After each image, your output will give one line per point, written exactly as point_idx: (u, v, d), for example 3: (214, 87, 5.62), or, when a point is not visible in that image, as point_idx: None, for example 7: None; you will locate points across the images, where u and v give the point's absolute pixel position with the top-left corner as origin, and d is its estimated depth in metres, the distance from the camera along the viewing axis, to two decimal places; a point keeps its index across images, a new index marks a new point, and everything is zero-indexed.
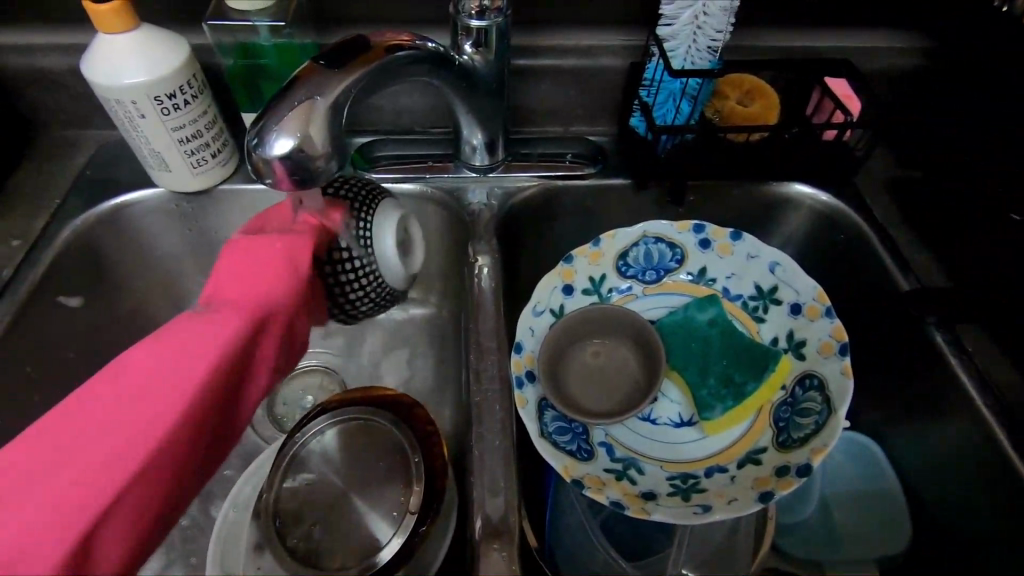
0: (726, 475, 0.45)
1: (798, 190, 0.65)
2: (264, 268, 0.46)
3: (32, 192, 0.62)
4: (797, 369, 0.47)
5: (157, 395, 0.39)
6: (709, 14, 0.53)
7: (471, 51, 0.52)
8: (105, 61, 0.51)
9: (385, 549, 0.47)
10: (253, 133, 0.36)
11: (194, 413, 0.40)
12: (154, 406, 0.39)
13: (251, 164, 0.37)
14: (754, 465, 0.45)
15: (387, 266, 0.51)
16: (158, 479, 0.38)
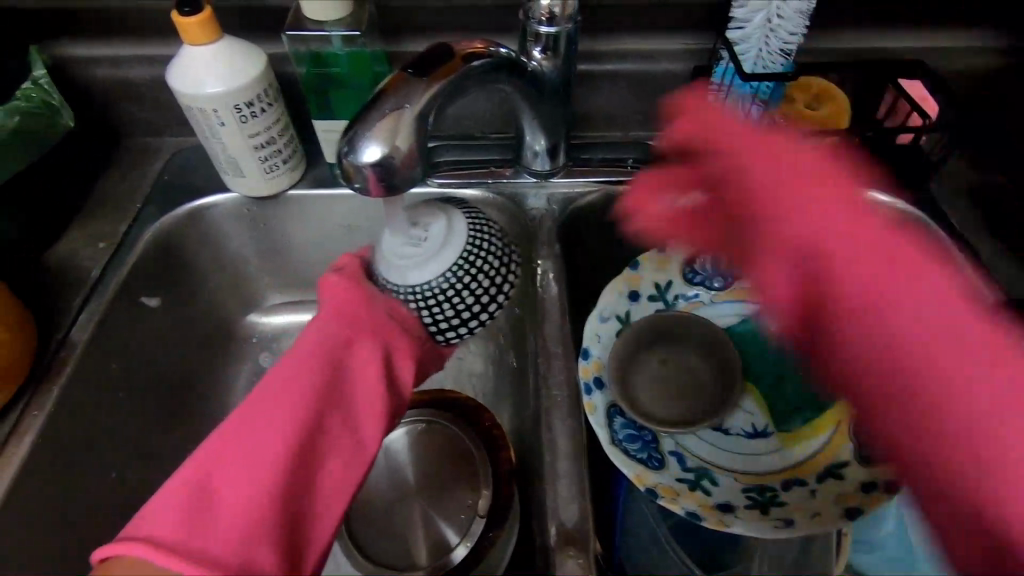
0: (806, 489, 0.44)
1: (872, 198, 0.61)
2: (354, 292, 0.49)
3: (115, 197, 0.65)
4: None
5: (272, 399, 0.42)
6: (784, 17, 0.52)
7: (539, 56, 0.53)
8: (191, 71, 0.53)
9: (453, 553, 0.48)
10: (343, 140, 0.38)
11: (287, 395, 0.43)
12: (269, 406, 0.42)
13: (341, 169, 0.38)
14: (835, 479, 0.44)
15: (426, 268, 0.47)
16: (263, 447, 0.40)
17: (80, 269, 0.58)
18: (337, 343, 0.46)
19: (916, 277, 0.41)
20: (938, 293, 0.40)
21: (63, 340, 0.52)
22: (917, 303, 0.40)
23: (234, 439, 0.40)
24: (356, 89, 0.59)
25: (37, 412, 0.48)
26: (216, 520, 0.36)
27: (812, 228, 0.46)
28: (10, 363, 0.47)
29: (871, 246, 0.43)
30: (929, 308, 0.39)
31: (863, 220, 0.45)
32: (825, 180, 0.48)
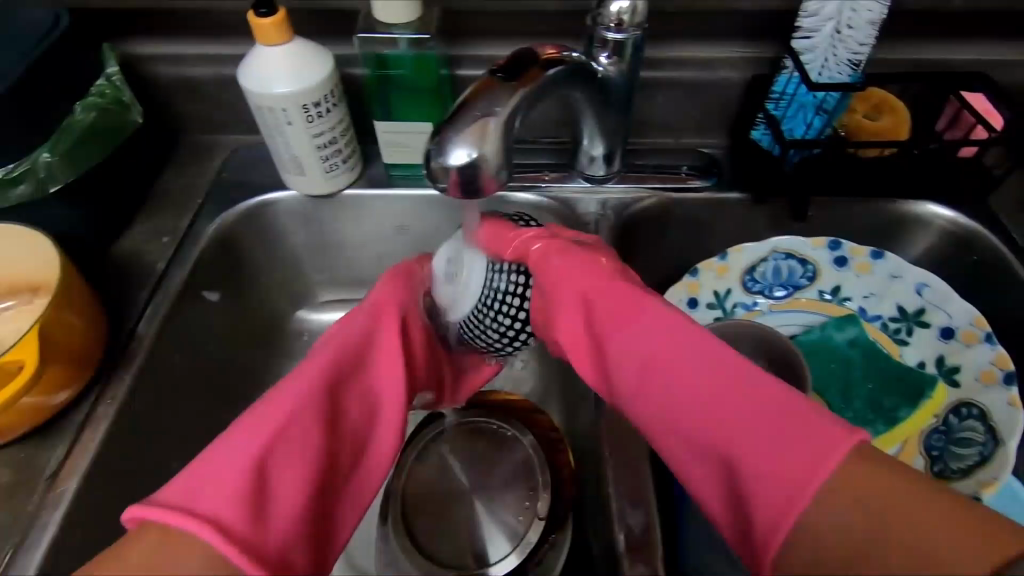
0: None
1: (930, 210, 0.62)
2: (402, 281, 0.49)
3: (176, 193, 0.66)
4: (951, 397, 0.47)
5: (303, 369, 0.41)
6: (854, 27, 0.52)
7: (606, 62, 0.52)
8: (261, 70, 0.54)
9: (505, 560, 0.48)
10: (432, 143, 0.38)
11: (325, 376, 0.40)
12: (304, 371, 0.40)
13: (428, 170, 0.39)
14: None
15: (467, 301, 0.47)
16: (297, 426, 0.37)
17: (146, 262, 0.59)
18: (369, 314, 0.45)
19: (700, 378, 0.34)
20: (776, 390, 0.33)
21: (132, 333, 0.54)
22: (693, 374, 0.35)
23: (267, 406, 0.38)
24: (419, 91, 0.59)
25: (111, 401, 0.50)
26: (245, 487, 0.32)
27: (582, 303, 0.42)
28: (90, 353, 0.48)
29: (647, 325, 0.38)
30: (671, 379, 0.35)
31: (645, 306, 0.40)
32: (592, 256, 0.45)
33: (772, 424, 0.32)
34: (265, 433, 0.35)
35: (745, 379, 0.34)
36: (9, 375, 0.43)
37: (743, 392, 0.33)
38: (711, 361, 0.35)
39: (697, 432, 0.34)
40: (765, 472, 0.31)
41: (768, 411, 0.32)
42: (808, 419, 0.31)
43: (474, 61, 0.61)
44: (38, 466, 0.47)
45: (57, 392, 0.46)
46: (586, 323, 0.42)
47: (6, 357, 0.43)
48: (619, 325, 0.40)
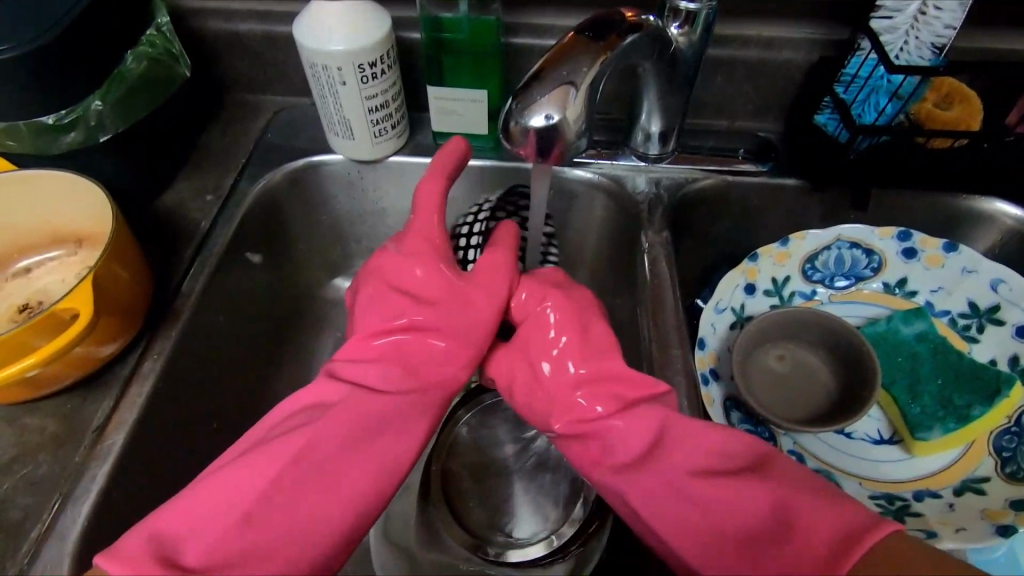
0: (943, 502, 0.45)
1: (996, 208, 0.60)
2: (456, 319, 0.46)
3: (219, 152, 0.65)
4: None
5: (327, 443, 0.40)
6: (941, 9, 0.50)
7: (677, 32, 0.49)
8: (317, 26, 0.52)
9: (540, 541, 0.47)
10: (511, 105, 0.38)
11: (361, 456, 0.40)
12: (318, 451, 0.39)
13: (504, 132, 0.39)
14: (975, 494, 0.45)
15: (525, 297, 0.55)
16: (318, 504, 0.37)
17: (190, 220, 0.58)
18: (401, 396, 0.44)
19: (671, 493, 0.38)
20: (754, 499, 0.36)
21: (176, 292, 0.53)
22: (672, 493, 0.38)
23: (288, 484, 0.38)
24: (474, 55, 0.57)
25: (157, 357, 0.49)
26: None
27: (565, 407, 0.43)
28: (135, 307, 0.47)
29: (627, 438, 0.41)
30: (658, 494, 0.38)
31: (622, 414, 0.42)
32: (582, 337, 0.45)
33: (745, 541, 0.35)
34: (283, 536, 0.36)
35: (722, 492, 0.37)
36: (60, 324, 0.42)
37: (722, 509, 0.36)
38: (685, 472, 0.38)
39: (681, 545, 0.37)
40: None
41: (743, 525, 0.36)
42: (792, 527, 0.35)
43: (529, 28, 0.59)
44: (85, 419, 0.46)
45: (104, 345, 0.46)
46: (562, 429, 0.43)
47: (59, 306, 0.42)
48: (604, 433, 0.42)
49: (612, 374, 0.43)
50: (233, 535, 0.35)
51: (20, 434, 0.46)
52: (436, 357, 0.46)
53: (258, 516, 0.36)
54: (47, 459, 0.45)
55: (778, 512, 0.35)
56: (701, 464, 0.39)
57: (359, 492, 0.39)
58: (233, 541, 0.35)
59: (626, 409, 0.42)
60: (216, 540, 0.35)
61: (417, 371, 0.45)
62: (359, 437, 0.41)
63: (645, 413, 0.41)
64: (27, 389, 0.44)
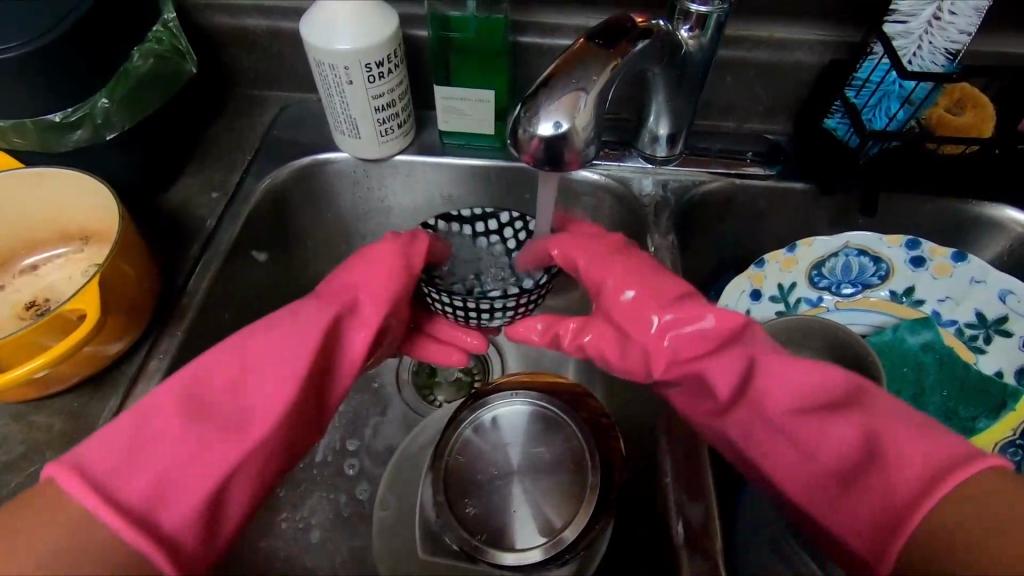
0: None
1: (1006, 215, 0.59)
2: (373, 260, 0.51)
3: (225, 147, 0.65)
4: None
5: (246, 361, 0.44)
6: (957, 14, 0.49)
7: (687, 36, 0.49)
8: (324, 26, 0.51)
9: (540, 546, 0.47)
10: (520, 112, 0.38)
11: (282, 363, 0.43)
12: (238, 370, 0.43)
13: (512, 138, 0.39)
14: None
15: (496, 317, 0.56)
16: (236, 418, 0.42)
17: (197, 218, 0.58)
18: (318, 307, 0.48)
19: (774, 437, 0.41)
20: (848, 435, 0.38)
21: (182, 290, 0.53)
22: (771, 435, 0.41)
23: (208, 398, 0.42)
24: (482, 55, 0.57)
25: (162, 356, 0.49)
26: (177, 488, 0.37)
27: (661, 358, 0.45)
28: (142, 304, 0.48)
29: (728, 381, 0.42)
30: (755, 432, 0.42)
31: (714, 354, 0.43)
32: (647, 283, 0.47)
33: (843, 477, 0.38)
34: (197, 442, 0.39)
35: (825, 427, 0.39)
36: (68, 324, 0.43)
37: (826, 446, 0.39)
38: (782, 412, 0.41)
39: (786, 481, 0.40)
40: (863, 516, 0.36)
41: (848, 459, 0.38)
42: (885, 459, 0.36)
43: (537, 28, 0.59)
44: (92, 416, 0.47)
45: (112, 343, 0.46)
46: (664, 375, 0.45)
47: (67, 306, 0.42)
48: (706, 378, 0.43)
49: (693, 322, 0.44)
50: (148, 434, 0.39)
51: (27, 431, 0.46)
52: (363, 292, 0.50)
53: (180, 425, 0.40)
54: (56, 456, 0.45)
55: (871, 445, 0.37)
56: (797, 404, 0.41)
57: (274, 389, 0.42)
58: (160, 447, 0.38)
59: (717, 350, 0.43)
60: (143, 445, 0.38)
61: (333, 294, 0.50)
62: (268, 348, 0.44)
63: (734, 354, 0.43)
64: (36, 388, 0.44)
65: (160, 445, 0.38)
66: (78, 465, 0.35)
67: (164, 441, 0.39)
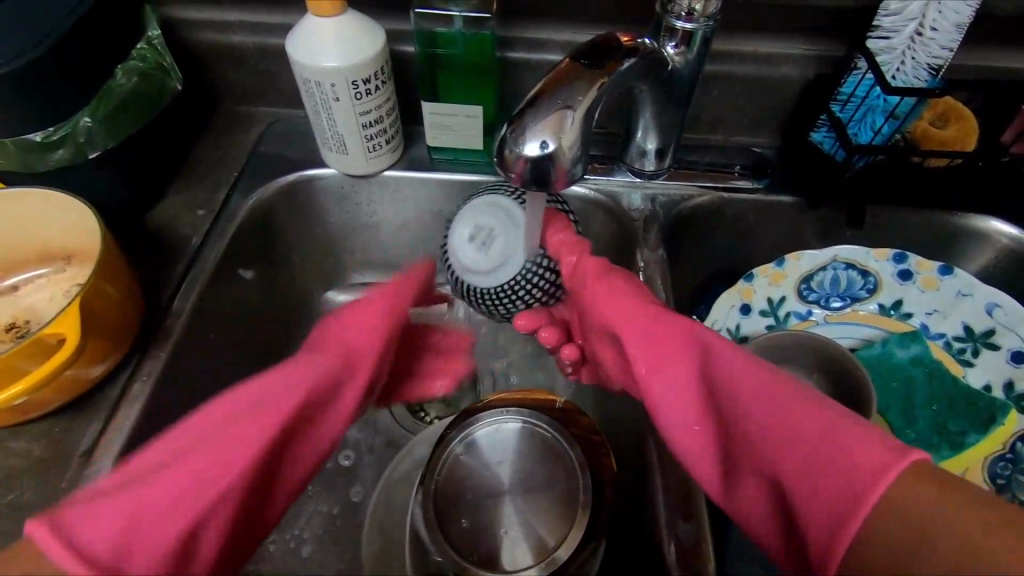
0: None
1: (992, 226, 0.59)
2: (373, 314, 0.48)
3: (212, 164, 0.64)
4: None
5: (252, 405, 0.38)
6: (938, 30, 0.49)
7: (673, 52, 0.49)
8: (310, 43, 0.51)
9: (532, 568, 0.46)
10: (507, 131, 0.38)
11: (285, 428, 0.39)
12: (240, 410, 0.38)
13: (499, 157, 0.38)
14: None
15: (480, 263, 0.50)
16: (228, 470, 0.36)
17: (182, 235, 0.58)
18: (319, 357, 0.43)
19: (711, 422, 0.38)
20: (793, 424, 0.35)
21: (167, 310, 0.52)
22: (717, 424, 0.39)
23: (196, 442, 0.36)
24: (468, 71, 0.57)
25: (146, 379, 0.48)
26: (147, 535, 0.33)
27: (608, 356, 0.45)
28: (124, 326, 0.47)
29: (668, 395, 0.38)
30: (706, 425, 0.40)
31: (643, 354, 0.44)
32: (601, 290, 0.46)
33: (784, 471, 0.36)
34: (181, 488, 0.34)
35: (775, 408, 0.36)
36: (47, 349, 0.42)
37: (778, 433, 0.36)
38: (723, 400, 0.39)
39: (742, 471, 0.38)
40: (813, 508, 0.33)
41: (804, 450, 0.34)
42: (830, 447, 0.33)
43: (525, 43, 0.59)
44: (72, 442, 0.45)
45: (93, 366, 0.45)
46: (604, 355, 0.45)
47: (46, 331, 0.41)
48: (649, 385, 0.39)
49: (667, 324, 0.40)
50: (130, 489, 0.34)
51: (6, 458, 0.45)
52: (352, 343, 0.46)
53: (172, 469, 0.35)
54: (35, 482, 0.44)
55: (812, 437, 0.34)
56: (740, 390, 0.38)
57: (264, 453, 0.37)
58: (141, 498, 0.33)
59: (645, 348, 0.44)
60: (123, 498, 0.33)
61: (341, 344, 0.45)
62: (273, 395, 0.39)
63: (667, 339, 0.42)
64: (15, 413, 0.43)
65: (145, 494, 0.34)
66: (64, 519, 0.31)
67: (149, 489, 0.34)
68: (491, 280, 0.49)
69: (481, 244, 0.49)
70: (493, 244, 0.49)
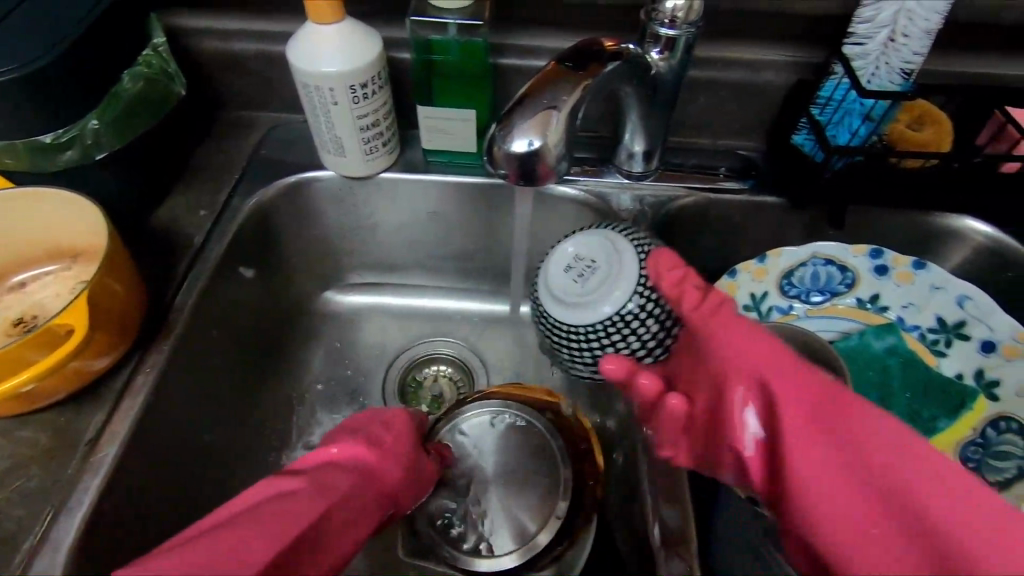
0: None
1: (968, 225, 0.62)
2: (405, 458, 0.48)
3: (215, 167, 0.66)
4: (991, 410, 0.49)
5: (300, 497, 0.39)
6: (909, 36, 0.51)
7: (657, 57, 0.51)
8: (310, 49, 0.53)
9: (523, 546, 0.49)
10: (496, 130, 0.40)
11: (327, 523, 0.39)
12: (287, 495, 0.39)
13: (488, 155, 0.41)
14: None
15: (582, 301, 0.49)
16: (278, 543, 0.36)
17: (184, 235, 0.59)
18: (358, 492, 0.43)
19: (871, 496, 0.34)
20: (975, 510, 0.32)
21: (170, 305, 0.54)
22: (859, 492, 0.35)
23: (245, 515, 0.37)
24: (462, 77, 0.59)
25: (148, 371, 0.50)
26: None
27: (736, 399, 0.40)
28: (128, 319, 0.48)
29: (820, 459, 0.36)
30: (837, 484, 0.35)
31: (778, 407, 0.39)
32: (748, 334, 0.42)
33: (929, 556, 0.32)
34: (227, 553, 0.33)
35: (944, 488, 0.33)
36: (54, 339, 0.43)
37: (954, 536, 0.32)
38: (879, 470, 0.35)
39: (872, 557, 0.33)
40: None
41: (986, 533, 0.32)
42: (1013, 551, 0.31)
43: (514, 50, 0.60)
44: (77, 430, 0.47)
45: (99, 358, 0.46)
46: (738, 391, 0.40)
47: (55, 321, 0.43)
48: (794, 450, 0.36)
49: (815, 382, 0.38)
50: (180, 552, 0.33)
51: (12, 446, 0.46)
52: (371, 467, 0.45)
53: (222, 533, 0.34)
54: (40, 471, 0.45)
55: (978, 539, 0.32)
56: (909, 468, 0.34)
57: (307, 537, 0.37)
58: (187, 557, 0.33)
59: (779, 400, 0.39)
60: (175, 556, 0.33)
61: (377, 483, 0.45)
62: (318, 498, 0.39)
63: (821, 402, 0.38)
64: (23, 402, 0.44)
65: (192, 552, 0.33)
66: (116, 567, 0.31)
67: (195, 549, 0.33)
68: (591, 315, 0.48)
69: (582, 278, 0.49)
70: (590, 278, 0.49)
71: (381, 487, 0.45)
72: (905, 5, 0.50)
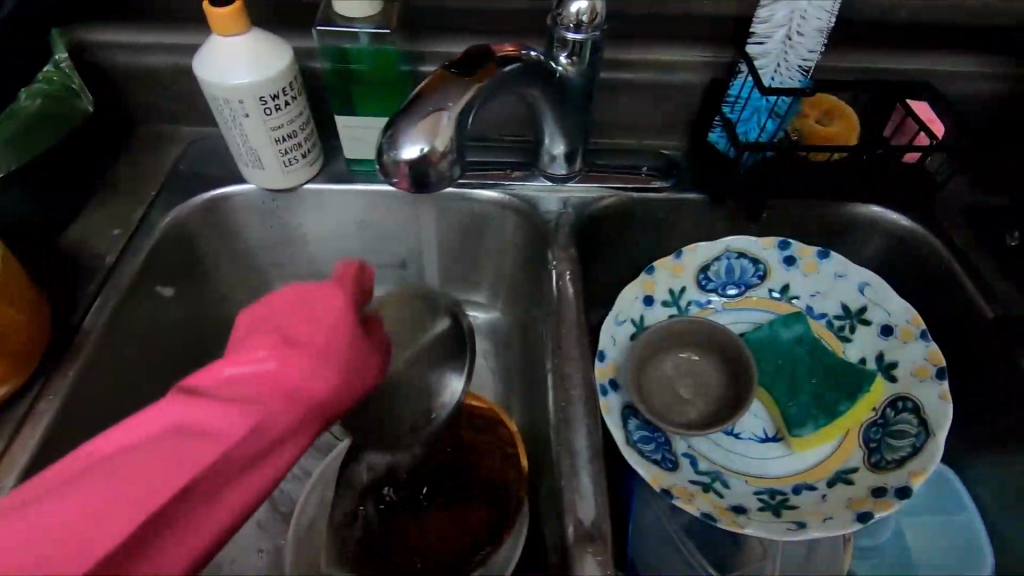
0: (816, 494, 0.49)
1: (876, 213, 0.64)
2: (329, 363, 0.43)
3: (131, 183, 0.64)
4: (890, 391, 0.52)
5: (179, 443, 0.37)
6: (804, 35, 0.53)
7: (565, 62, 0.52)
8: (216, 62, 0.52)
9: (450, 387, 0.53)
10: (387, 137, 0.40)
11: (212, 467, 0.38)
12: (166, 440, 0.37)
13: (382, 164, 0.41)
14: (846, 484, 0.49)
15: None
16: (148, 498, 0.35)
17: (95, 254, 0.58)
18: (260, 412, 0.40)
19: None
20: None
21: (76, 327, 0.52)
22: None
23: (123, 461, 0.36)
24: (377, 86, 0.59)
25: (52, 398, 0.48)
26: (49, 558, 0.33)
27: None
28: (27, 343, 0.47)
29: None
30: None
31: None
32: None
33: None
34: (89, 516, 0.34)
35: None
36: None
37: None
38: None
39: None
40: None
41: None
42: None
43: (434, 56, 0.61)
44: None
45: None
46: None
47: None
48: None
49: None
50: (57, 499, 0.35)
51: None
52: (284, 374, 0.41)
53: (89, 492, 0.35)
54: None
55: None
56: None
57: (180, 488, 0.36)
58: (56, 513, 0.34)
59: None
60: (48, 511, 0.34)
61: (290, 393, 0.41)
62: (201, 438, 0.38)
63: None
64: None
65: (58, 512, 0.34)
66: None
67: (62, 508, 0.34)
68: None
69: None
70: None
71: (295, 397, 0.41)
72: (797, 6, 0.52)
